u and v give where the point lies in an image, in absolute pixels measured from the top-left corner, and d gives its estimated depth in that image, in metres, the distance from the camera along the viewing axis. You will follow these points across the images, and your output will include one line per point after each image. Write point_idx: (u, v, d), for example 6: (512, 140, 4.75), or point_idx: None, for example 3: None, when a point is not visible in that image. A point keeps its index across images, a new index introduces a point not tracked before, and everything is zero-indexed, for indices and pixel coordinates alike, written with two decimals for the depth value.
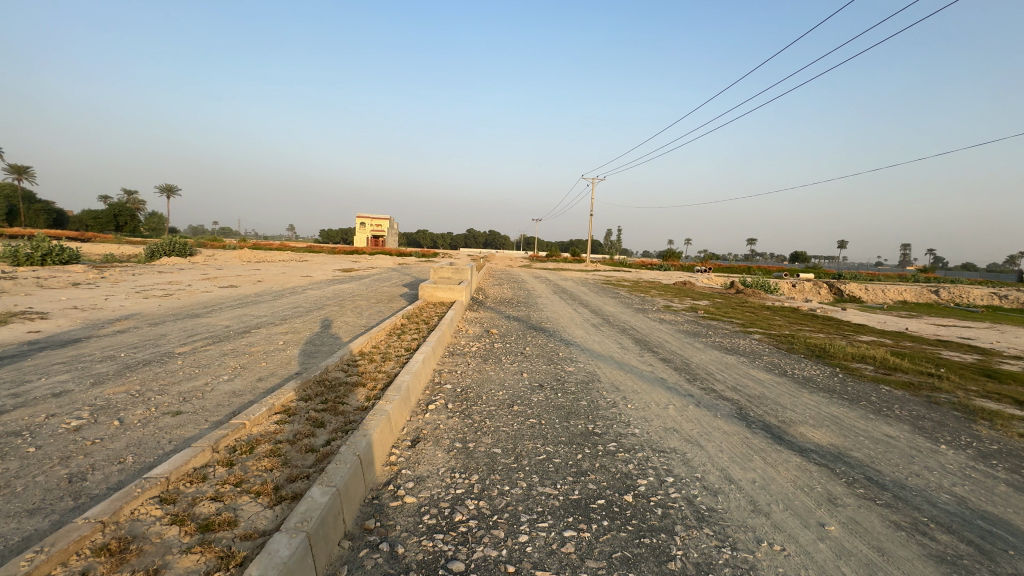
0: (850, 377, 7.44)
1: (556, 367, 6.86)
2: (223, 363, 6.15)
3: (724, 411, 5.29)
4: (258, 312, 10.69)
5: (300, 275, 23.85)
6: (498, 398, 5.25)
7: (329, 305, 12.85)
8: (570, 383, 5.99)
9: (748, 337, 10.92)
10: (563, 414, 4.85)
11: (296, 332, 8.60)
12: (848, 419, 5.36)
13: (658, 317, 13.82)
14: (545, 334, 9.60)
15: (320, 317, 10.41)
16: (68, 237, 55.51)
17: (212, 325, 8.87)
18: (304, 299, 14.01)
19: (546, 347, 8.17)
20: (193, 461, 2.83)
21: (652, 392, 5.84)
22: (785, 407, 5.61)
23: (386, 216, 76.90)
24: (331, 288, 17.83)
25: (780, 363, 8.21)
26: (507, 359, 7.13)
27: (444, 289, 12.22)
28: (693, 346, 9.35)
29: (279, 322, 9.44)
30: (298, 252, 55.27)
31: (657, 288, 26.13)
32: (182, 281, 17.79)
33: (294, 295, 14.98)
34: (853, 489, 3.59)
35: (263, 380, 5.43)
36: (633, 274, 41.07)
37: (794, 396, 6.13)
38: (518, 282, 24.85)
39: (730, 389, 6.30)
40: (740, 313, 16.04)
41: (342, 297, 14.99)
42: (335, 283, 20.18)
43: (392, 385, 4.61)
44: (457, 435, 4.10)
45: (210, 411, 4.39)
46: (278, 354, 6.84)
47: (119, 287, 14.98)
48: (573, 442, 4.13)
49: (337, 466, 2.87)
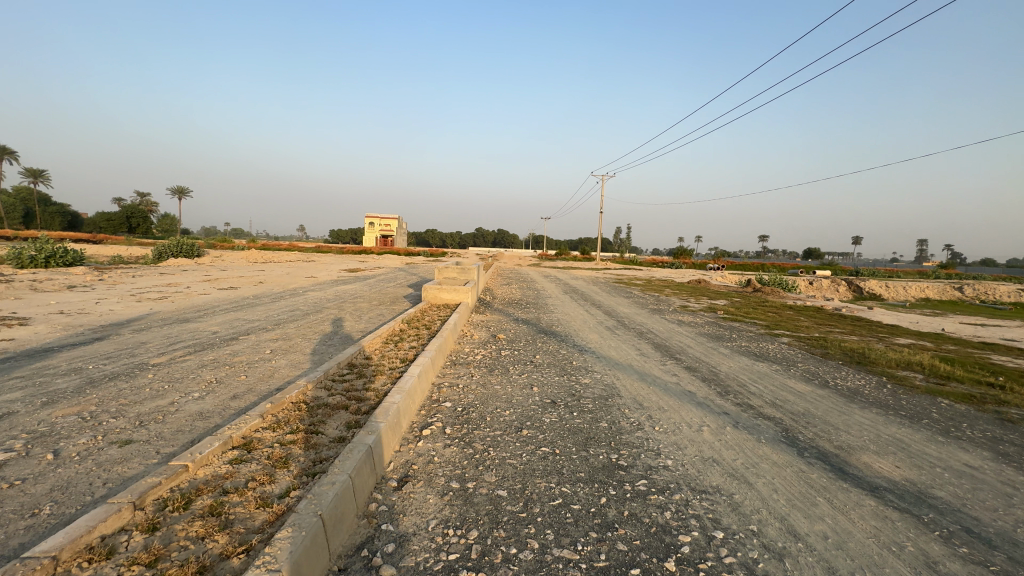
0: (902, 389, 6.62)
1: (570, 378, 6.13)
2: (198, 376, 5.51)
3: (769, 435, 4.52)
4: (252, 316, 10.10)
5: (305, 276, 23.39)
6: (504, 419, 4.53)
7: (328, 307, 12.21)
8: (587, 399, 5.26)
9: (777, 341, 10.08)
10: (581, 440, 4.12)
11: (288, 338, 7.96)
12: (915, 444, 4.56)
13: (676, 319, 13.00)
14: (557, 339, 8.87)
15: (316, 321, 9.78)
16: (80, 239, 55.93)
17: (200, 331, 8.27)
18: (304, 301, 13.41)
19: (558, 354, 7.44)
20: (100, 528, 2.17)
21: (682, 411, 5.08)
22: (838, 428, 4.83)
23: (394, 215, 76.60)
24: (333, 289, 17.21)
25: (819, 371, 7.39)
26: (516, 369, 6.41)
27: (448, 290, 11.54)
28: (719, 352, 8.55)
29: (271, 327, 8.81)
30: (306, 253, 55.06)
31: (671, 287, 25.16)
32: (182, 283, 17.31)
33: (294, 297, 14.39)
34: (953, 548, 2.83)
35: (236, 399, 4.77)
36: (644, 272, 40.13)
37: (846, 414, 5.32)
38: (527, 281, 24.12)
39: (769, 405, 5.52)
40: (762, 313, 15.15)
41: (344, 298, 14.39)
42: (339, 284, 19.63)
43: (379, 408, 3.92)
44: (454, 473, 3.39)
45: (165, 440, 3.73)
46: (262, 365, 6.20)
47: (116, 289, 14.50)
48: (595, 481, 3.41)
49: (289, 534, 2.17)
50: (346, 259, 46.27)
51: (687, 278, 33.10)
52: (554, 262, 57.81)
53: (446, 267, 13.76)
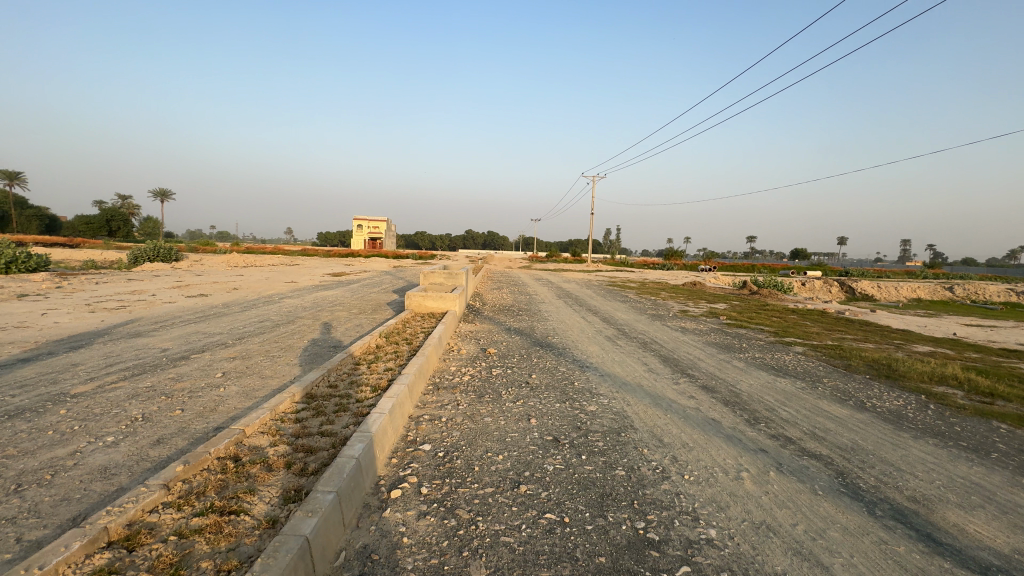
0: (948, 410, 5.81)
1: (573, 405, 5.23)
2: (123, 413, 4.50)
3: (824, 484, 3.65)
4: (214, 329, 9.05)
5: (285, 280, 22.27)
6: (497, 469, 3.60)
7: (303, 317, 11.17)
8: (597, 436, 4.36)
9: (792, 351, 9.26)
10: (595, 500, 3.22)
11: (248, 356, 6.96)
12: (999, 489, 3.73)
13: (679, 326, 12.14)
14: (554, 353, 7.96)
15: (286, 333, 8.78)
16: (55, 243, 53.87)
17: (147, 349, 7.22)
18: (277, 310, 12.35)
19: (556, 373, 6.52)
20: None
21: (712, 450, 4.19)
22: (901, 470, 3.99)
23: (382, 218, 75.39)
24: (311, 295, 16.10)
25: (850, 389, 6.56)
26: (509, 394, 5.48)
27: (434, 298, 10.58)
28: (733, 366, 7.72)
29: (232, 343, 7.79)
30: (291, 256, 53.69)
31: (667, 289, 24.42)
32: (148, 290, 16.12)
33: (268, 305, 13.32)
34: None
35: (159, 446, 3.78)
36: (637, 274, 39.46)
37: (901, 449, 4.48)
38: (519, 285, 23.23)
39: (810, 436, 4.68)
40: (766, 318, 14.39)
41: (322, 306, 13.36)
42: (320, 289, 18.53)
43: (331, 467, 2.96)
44: (429, 565, 2.47)
45: (36, 519, 2.74)
46: (207, 393, 5.20)
47: (71, 298, 13.30)
48: (621, 571, 2.51)
49: None
50: (333, 262, 45.02)
51: (681, 281, 32.43)
52: (545, 264, 56.98)
53: (432, 272, 12.79)
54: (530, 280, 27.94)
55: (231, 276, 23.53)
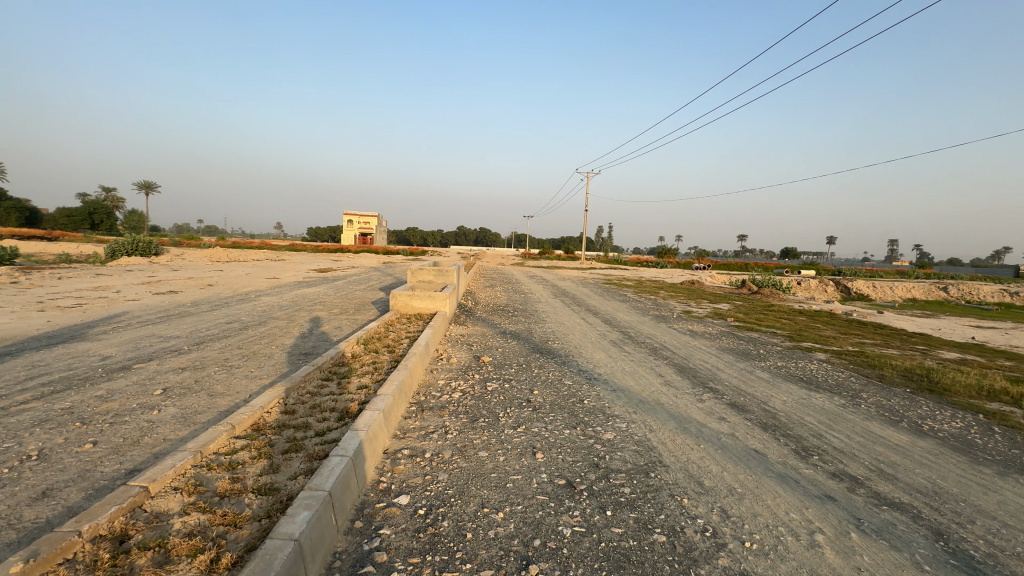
0: (1018, 434, 4.99)
1: (585, 433, 4.33)
2: (15, 448, 3.50)
3: (928, 554, 2.77)
4: (172, 333, 8.02)
5: (266, 277, 21.14)
6: (497, 536, 2.68)
7: (277, 317, 10.14)
8: (620, 479, 3.45)
9: (815, 359, 8.42)
10: None
11: (201, 366, 5.95)
12: None
13: (687, 329, 11.29)
14: (556, 361, 7.06)
15: (253, 337, 7.77)
16: (31, 236, 51.83)
17: (84, 358, 6.19)
18: (251, 309, 11.32)
19: (562, 389, 5.60)
20: None
21: (768, 499, 3.29)
22: (1011, 527, 3.12)
23: (373, 214, 74.23)
24: (290, 293, 15.02)
25: (896, 407, 5.73)
26: (508, 418, 4.55)
27: (421, 297, 9.61)
28: (757, 377, 6.88)
29: (187, 349, 6.76)
30: (279, 250, 52.37)
31: (666, 288, 23.71)
32: (114, 286, 14.96)
33: (242, 303, 12.26)
34: None
35: (40, 503, 2.80)
36: (632, 273, 38.74)
37: (995, 492, 3.61)
38: (513, 282, 22.33)
39: (879, 475, 3.81)
40: (776, 320, 13.62)
41: (301, 305, 12.32)
42: (302, 287, 17.47)
43: (256, 557, 2.01)
44: None
45: None
46: (135, 417, 4.21)
47: (25, 295, 12.14)
48: None
49: None
50: (321, 258, 43.63)
51: (678, 280, 31.72)
52: (538, 261, 56.07)
53: (420, 269, 11.82)
54: (524, 277, 26.99)
55: (209, 272, 22.34)
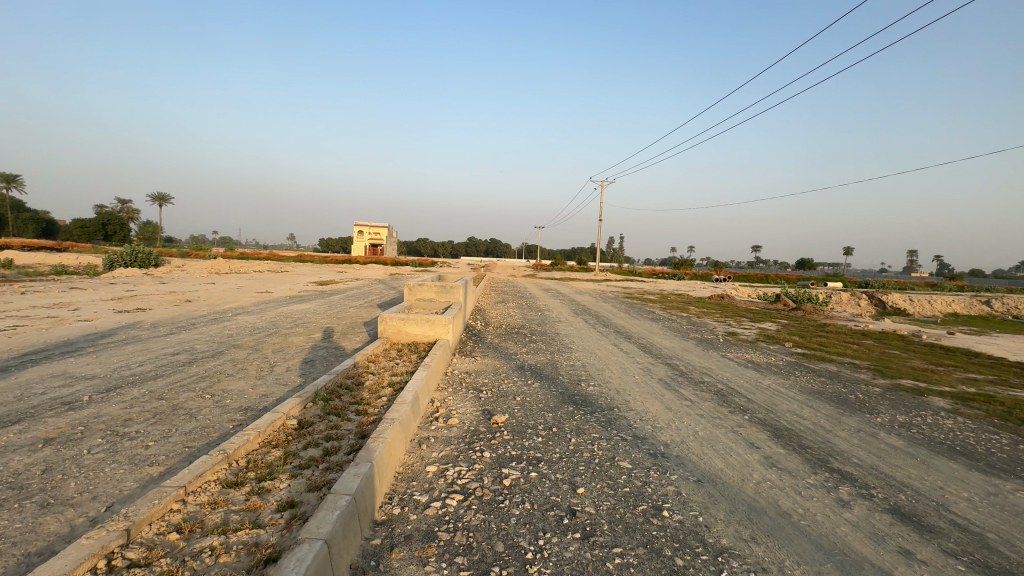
0: None
1: None
2: None
3: None
4: (90, 371, 6.12)
5: (257, 291, 19.43)
6: None
7: (241, 344, 8.23)
8: None
9: (939, 410, 6.30)
10: None
11: (77, 436, 4.00)
12: None
13: (746, 359, 9.16)
14: (599, 420, 5.03)
15: (191, 380, 5.85)
16: (39, 248, 51.17)
17: None
18: (217, 333, 9.42)
19: (620, 485, 3.56)
20: None
21: None
22: None
23: (383, 225, 73.18)
24: (274, 310, 13.11)
25: None
26: (542, 567, 2.54)
27: (417, 322, 7.66)
28: (890, 446, 4.78)
29: (82, 404, 4.83)
30: (285, 262, 50.97)
31: (696, 304, 21.55)
32: (77, 302, 13.17)
33: (211, 325, 10.39)
34: None
35: None
36: (652, 284, 36.64)
37: None
38: (528, 297, 20.36)
39: None
40: (843, 346, 11.45)
41: (280, 326, 10.40)
42: (294, 302, 15.65)
43: None
44: None
45: None
46: None
47: None
48: None
49: None
50: (327, 269, 42.18)
51: (704, 293, 29.57)
52: (550, 273, 53.90)
53: (419, 285, 9.91)
54: (540, 291, 25.04)
55: (199, 286, 20.65)
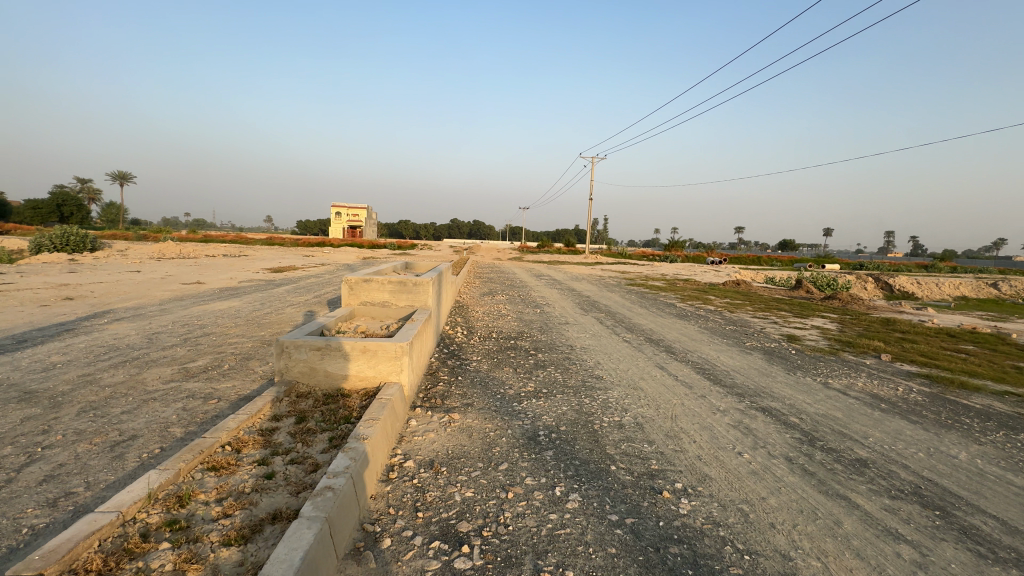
0: None
1: None
2: None
3: None
4: None
5: (184, 282, 15.59)
6: None
7: (41, 392, 4.67)
8: None
9: None
10: None
11: None
12: None
13: (866, 392, 6.01)
14: None
15: None
16: None
17: None
18: (35, 361, 5.82)
19: None
20: None
21: None
22: None
23: (360, 206, 68.73)
24: (174, 313, 9.40)
25: None
26: None
27: (344, 354, 4.30)
28: None
29: None
30: (250, 245, 46.44)
31: (717, 292, 18.48)
32: None
33: (45, 344, 6.73)
34: None
35: None
36: (651, 268, 33.60)
37: None
38: (522, 286, 17.02)
39: None
40: (958, 357, 8.41)
41: (155, 343, 6.83)
42: (219, 298, 11.91)
43: None
44: None
45: None
46: None
47: None
48: None
49: None
50: (293, 253, 37.97)
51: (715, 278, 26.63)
52: (539, 256, 50.41)
53: (367, 282, 6.50)
54: (534, 278, 21.63)
55: (114, 276, 16.52)
